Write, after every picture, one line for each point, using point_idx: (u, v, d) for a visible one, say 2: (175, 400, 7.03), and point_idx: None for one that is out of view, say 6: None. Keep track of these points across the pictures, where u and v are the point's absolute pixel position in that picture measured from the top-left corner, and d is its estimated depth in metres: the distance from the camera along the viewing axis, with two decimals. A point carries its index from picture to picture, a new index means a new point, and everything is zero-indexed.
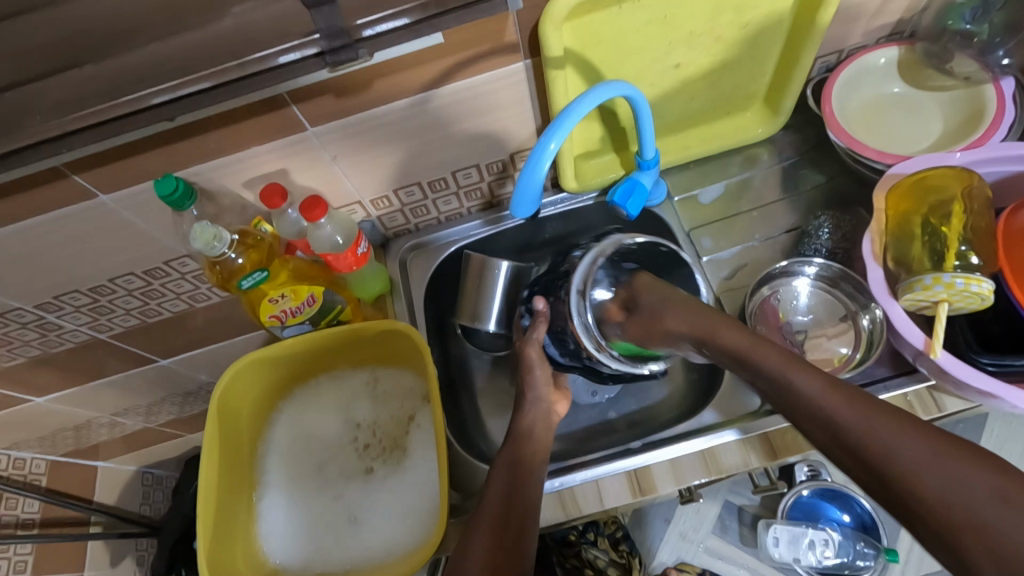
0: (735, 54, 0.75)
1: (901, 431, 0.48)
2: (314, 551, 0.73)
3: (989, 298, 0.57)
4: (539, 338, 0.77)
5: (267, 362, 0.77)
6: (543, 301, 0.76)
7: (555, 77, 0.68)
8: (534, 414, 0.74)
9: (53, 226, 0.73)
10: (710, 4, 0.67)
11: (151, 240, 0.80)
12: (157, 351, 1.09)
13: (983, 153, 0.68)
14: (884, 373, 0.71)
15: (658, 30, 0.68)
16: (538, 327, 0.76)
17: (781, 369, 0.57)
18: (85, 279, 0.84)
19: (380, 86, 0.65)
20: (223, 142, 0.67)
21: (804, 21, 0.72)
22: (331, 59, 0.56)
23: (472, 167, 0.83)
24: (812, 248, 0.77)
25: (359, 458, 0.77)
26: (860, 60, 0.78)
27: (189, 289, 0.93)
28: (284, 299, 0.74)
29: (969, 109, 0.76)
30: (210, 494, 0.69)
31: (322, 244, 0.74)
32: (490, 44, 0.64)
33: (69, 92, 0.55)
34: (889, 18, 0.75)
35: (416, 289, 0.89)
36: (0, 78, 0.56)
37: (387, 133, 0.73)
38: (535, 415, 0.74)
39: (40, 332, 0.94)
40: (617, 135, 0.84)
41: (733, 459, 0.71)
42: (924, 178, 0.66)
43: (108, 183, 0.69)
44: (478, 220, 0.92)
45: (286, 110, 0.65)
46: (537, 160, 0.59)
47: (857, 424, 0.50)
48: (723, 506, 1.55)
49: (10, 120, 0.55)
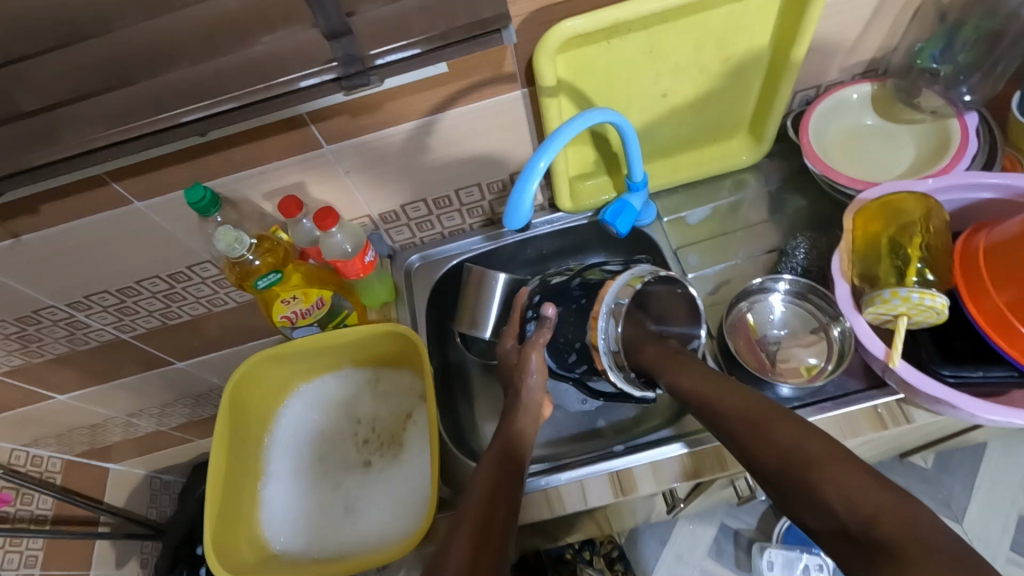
0: (718, 86, 0.82)
1: (801, 440, 0.52)
2: (313, 536, 0.77)
3: (944, 311, 0.63)
4: (541, 343, 0.81)
5: (277, 357, 0.83)
6: (552, 309, 0.83)
7: (549, 103, 0.75)
8: (524, 421, 0.74)
9: (91, 229, 0.80)
10: (691, 41, 0.74)
11: (178, 245, 0.87)
12: (175, 353, 1.15)
13: (951, 180, 0.73)
14: (856, 385, 0.75)
15: (645, 64, 0.75)
16: (542, 332, 0.81)
17: (725, 397, 0.61)
18: (114, 279, 0.91)
19: (391, 108, 0.73)
20: (248, 156, 0.74)
21: (780, 58, 0.78)
22: (345, 84, 0.63)
23: (474, 186, 0.90)
24: (788, 267, 0.83)
25: (357, 450, 0.82)
26: (835, 94, 0.83)
27: (209, 293, 1.00)
28: (295, 300, 0.81)
29: (936, 140, 0.81)
30: (218, 477, 0.74)
31: (333, 251, 0.81)
32: (490, 73, 0.72)
33: (117, 109, 0.63)
34: (863, 56, 0.82)
35: (419, 297, 0.95)
36: (58, 94, 0.63)
37: (397, 152, 0.80)
38: (524, 423, 0.73)
39: (68, 330, 1.00)
40: (610, 158, 0.91)
41: (710, 462, 0.75)
42: (889, 201, 0.72)
43: (143, 190, 0.76)
44: (479, 235, 0.98)
45: (307, 129, 0.72)
46: (528, 176, 0.66)
47: (773, 443, 0.53)
48: (719, 529, 1.56)
49: (64, 131, 0.63)
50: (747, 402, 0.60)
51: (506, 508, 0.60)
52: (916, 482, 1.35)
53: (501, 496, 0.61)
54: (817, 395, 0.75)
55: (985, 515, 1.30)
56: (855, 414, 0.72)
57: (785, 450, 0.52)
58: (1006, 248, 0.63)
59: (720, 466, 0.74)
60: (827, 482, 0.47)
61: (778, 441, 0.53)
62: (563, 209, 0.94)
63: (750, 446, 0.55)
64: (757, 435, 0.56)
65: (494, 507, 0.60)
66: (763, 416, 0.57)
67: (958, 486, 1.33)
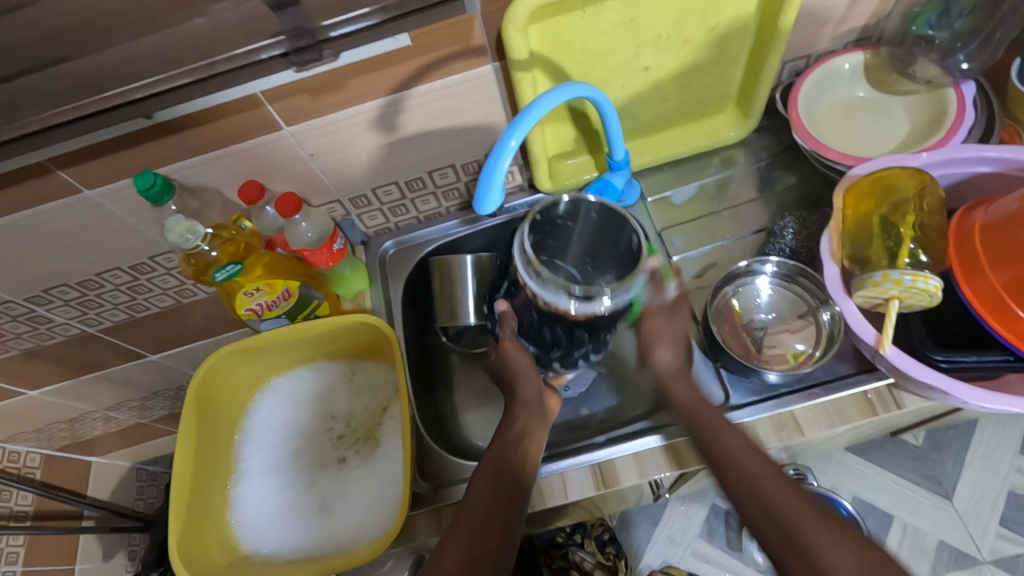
0: (703, 58, 0.77)
1: (788, 494, 0.55)
2: (285, 534, 0.74)
3: (937, 294, 0.60)
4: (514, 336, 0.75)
5: (247, 351, 0.79)
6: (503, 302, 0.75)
7: (522, 78, 0.70)
8: (527, 417, 0.70)
9: (40, 220, 0.75)
10: (673, 9, 0.69)
11: (138, 235, 0.83)
12: (147, 346, 1.11)
13: (946, 154, 0.69)
14: (847, 370, 0.73)
15: (625, 34, 0.71)
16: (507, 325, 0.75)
17: (731, 447, 0.62)
18: (73, 272, 0.87)
19: (354, 85, 0.68)
20: (203, 140, 0.70)
21: (768, 25, 0.74)
22: (296, 59, 0.59)
23: (449, 168, 0.86)
24: (776, 247, 0.80)
25: (332, 445, 0.79)
26: (826, 65, 0.79)
27: (176, 285, 0.96)
28: (259, 292, 0.77)
29: (932, 112, 0.77)
30: (185, 475, 0.72)
31: (299, 240, 0.77)
32: (459, 45, 0.67)
33: (51, 89, 0.58)
34: (856, 22, 0.77)
35: (394, 284, 0.91)
36: None
37: (363, 134, 0.75)
38: (528, 418, 0.70)
39: (31, 326, 0.96)
40: (591, 136, 0.87)
41: (694, 453, 0.72)
42: (882, 178, 0.68)
43: (92, 179, 0.71)
44: (456, 219, 0.94)
45: (263, 109, 0.68)
46: (498, 154, 0.62)
47: (828, 547, 0.50)
48: (710, 509, 1.56)
49: None
50: (810, 516, 0.53)
51: (506, 509, 0.60)
52: (908, 459, 1.34)
53: (500, 501, 0.60)
54: (805, 381, 0.73)
55: (976, 490, 1.30)
56: (844, 400, 0.70)
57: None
58: (1003, 226, 0.60)
59: (705, 458, 0.72)
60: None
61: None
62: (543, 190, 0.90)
63: (820, 556, 0.50)
64: (814, 537, 0.51)
65: (492, 509, 0.59)
66: (816, 519, 0.53)
67: (950, 462, 1.32)
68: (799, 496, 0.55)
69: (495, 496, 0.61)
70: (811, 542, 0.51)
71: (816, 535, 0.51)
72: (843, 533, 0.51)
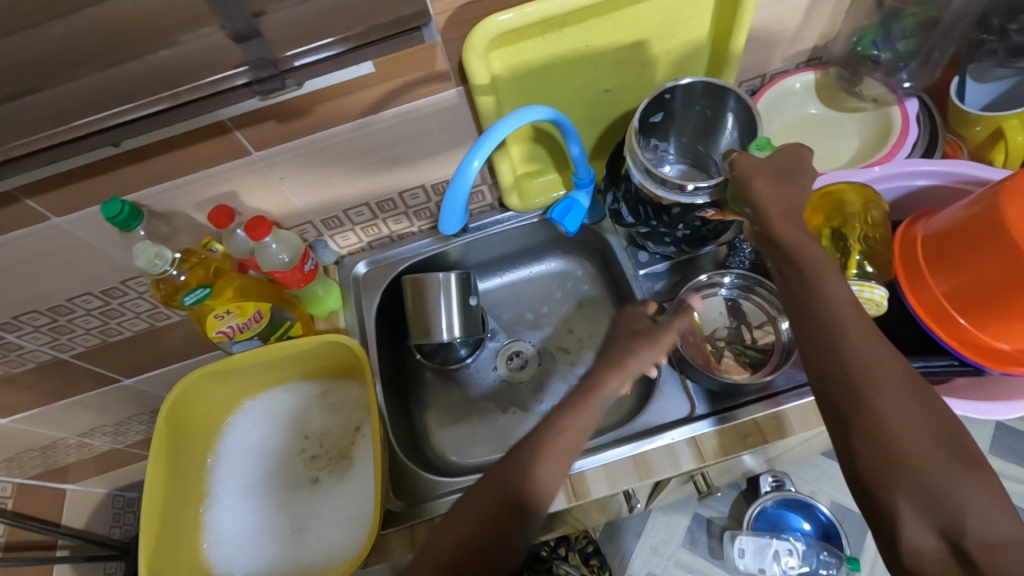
0: (661, 79, 0.80)
1: (881, 354, 0.50)
2: (259, 557, 0.74)
3: (882, 303, 0.63)
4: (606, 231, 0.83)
5: (219, 374, 0.79)
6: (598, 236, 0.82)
7: (485, 102, 0.72)
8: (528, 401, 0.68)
9: (8, 248, 0.75)
10: (627, 34, 0.72)
11: (109, 260, 0.83)
12: (121, 370, 1.11)
13: (891, 168, 0.72)
14: (806, 377, 0.75)
15: (583, 58, 0.73)
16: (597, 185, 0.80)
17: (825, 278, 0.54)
18: (43, 298, 0.87)
19: (321, 110, 0.69)
20: (172, 166, 0.71)
21: (720, 48, 0.77)
22: (258, 88, 0.60)
23: (419, 188, 0.87)
24: (737, 260, 0.83)
25: (307, 466, 0.80)
26: (780, 84, 0.82)
27: (149, 308, 0.96)
28: (230, 315, 0.77)
29: (879, 128, 0.81)
30: (155, 498, 0.71)
31: (270, 262, 0.78)
32: (422, 72, 0.69)
33: (15, 121, 0.59)
34: (805, 44, 0.81)
35: (367, 302, 0.92)
36: None
37: (333, 156, 0.77)
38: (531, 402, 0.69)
39: (0, 353, 0.95)
40: (558, 154, 0.89)
41: (663, 463, 0.74)
42: (832, 192, 0.71)
43: (61, 206, 0.72)
44: (428, 238, 0.96)
45: (230, 135, 0.69)
46: (461, 176, 0.65)
47: (899, 415, 0.49)
48: (692, 518, 1.57)
49: None
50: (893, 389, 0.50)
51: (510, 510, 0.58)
52: None
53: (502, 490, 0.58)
54: (768, 389, 0.75)
55: None
56: (806, 407, 0.73)
57: (914, 445, 0.48)
58: (942, 235, 0.63)
59: (672, 466, 0.73)
60: (986, 514, 0.45)
61: (923, 455, 0.47)
62: (511, 207, 0.92)
63: (890, 426, 0.48)
64: (885, 397, 0.49)
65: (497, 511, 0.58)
66: (894, 375, 0.50)
67: None
68: (894, 370, 0.50)
69: (500, 516, 0.57)
70: (878, 403, 0.49)
71: (887, 396, 0.49)
72: (912, 398, 0.49)
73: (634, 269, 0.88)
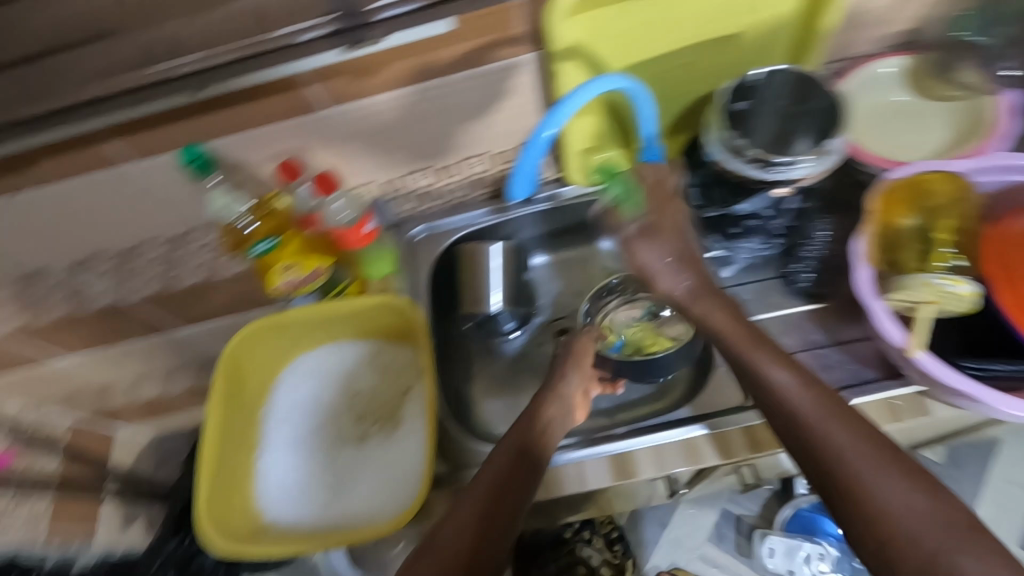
0: (742, 56, 0.77)
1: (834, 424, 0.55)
2: (308, 508, 0.76)
3: (971, 300, 0.60)
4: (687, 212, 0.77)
5: (273, 329, 0.80)
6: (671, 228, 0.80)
7: (562, 68, 0.71)
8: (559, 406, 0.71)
9: (84, 190, 0.78)
10: (713, 6, 0.69)
11: (177, 209, 0.85)
12: (176, 320, 1.14)
13: (985, 161, 0.68)
14: (872, 375, 0.72)
15: (663, 28, 0.71)
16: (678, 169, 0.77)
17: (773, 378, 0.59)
18: (112, 242, 0.89)
19: (394, 69, 0.69)
20: (243, 118, 0.71)
21: (808, 25, 0.73)
22: (348, 37, 0.65)
23: (482, 156, 0.87)
24: (807, 251, 0.78)
25: (355, 424, 0.81)
26: (865, 68, 0.78)
27: (208, 259, 0.98)
28: (292, 270, 0.77)
29: (969, 119, 0.77)
30: (214, 443, 0.73)
31: (332, 220, 0.80)
32: (497, 35, 0.68)
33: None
34: (898, 26, 0.77)
35: (421, 268, 0.92)
36: None
37: (402, 119, 0.77)
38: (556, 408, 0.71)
39: (68, 293, 0.99)
40: (625, 128, 0.87)
41: (713, 449, 0.72)
42: (919, 182, 0.68)
43: (137, 151, 0.74)
44: (484, 209, 0.94)
45: (301, 92, 0.69)
46: (536, 144, 0.63)
47: (846, 452, 0.53)
48: (721, 514, 1.55)
49: None
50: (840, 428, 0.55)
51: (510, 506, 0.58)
52: None
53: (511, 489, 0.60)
54: (829, 383, 0.73)
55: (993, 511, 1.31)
56: (871, 406, 0.70)
57: (895, 509, 0.49)
58: None
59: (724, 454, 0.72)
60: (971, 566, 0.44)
61: (892, 495, 0.49)
62: (572, 180, 0.91)
63: (832, 452, 0.54)
64: (832, 434, 0.54)
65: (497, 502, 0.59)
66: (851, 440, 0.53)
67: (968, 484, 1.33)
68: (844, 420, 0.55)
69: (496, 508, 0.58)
70: (857, 472, 0.52)
71: (867, 469, 0.51)
72: (874, 444, 0.53)
73: (693, 253, 0.85)
